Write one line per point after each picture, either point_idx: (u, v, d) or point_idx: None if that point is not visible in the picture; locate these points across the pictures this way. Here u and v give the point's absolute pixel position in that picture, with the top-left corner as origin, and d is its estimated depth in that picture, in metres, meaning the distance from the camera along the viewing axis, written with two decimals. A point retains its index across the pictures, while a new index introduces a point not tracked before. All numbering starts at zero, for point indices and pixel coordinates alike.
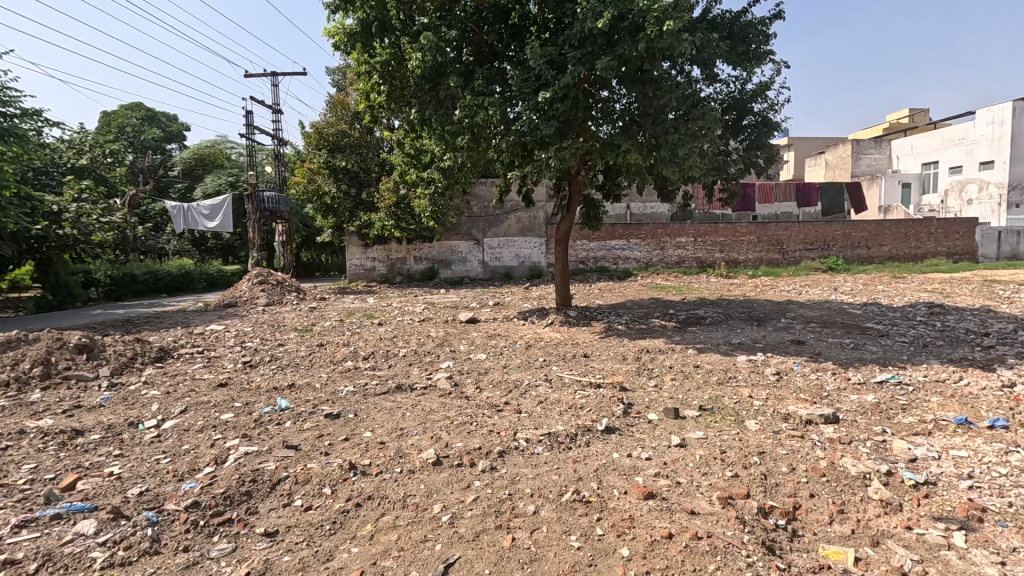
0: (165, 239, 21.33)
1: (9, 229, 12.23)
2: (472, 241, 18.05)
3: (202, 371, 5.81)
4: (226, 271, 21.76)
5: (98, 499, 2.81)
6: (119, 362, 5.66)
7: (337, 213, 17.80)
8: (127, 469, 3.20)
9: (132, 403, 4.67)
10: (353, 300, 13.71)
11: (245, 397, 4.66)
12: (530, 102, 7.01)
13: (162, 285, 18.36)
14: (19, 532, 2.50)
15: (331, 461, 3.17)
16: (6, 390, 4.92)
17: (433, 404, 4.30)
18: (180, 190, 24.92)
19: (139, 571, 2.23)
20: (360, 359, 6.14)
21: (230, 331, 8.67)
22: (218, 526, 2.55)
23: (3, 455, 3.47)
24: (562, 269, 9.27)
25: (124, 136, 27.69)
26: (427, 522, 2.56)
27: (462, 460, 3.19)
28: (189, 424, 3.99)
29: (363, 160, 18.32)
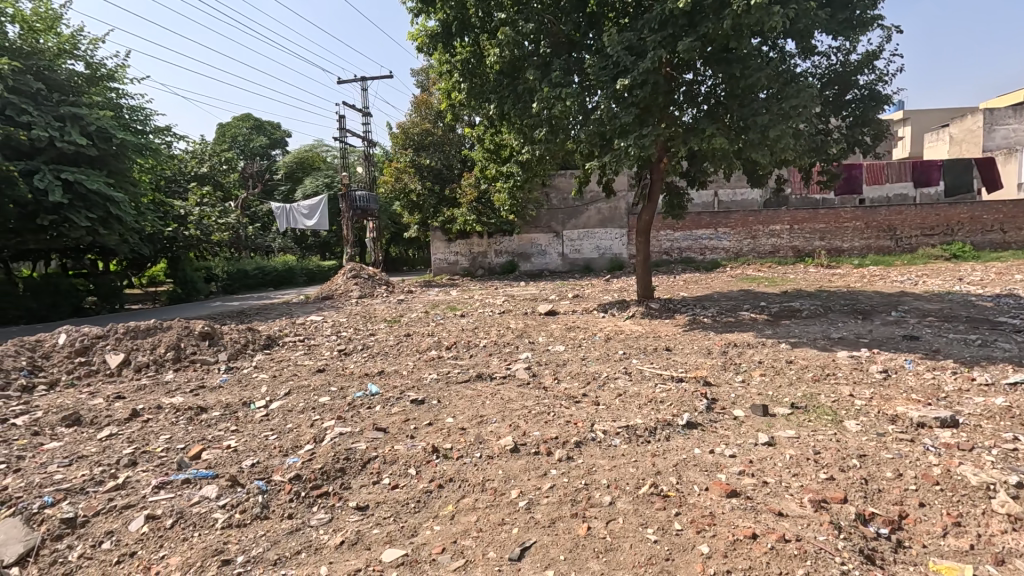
0: (271, 238, 23.38)
1: (147, 230, 14.02)
2: (551, 233, 18.07)
3: (304, 358, 6.34)
4: (324, 267, 23.48)
5: (218, 467, 3.20)
6: (234, 348, 6.35)
7: (422, 210, 18.55)
8: (241, 443, 3.60)
9: (245, 384, 5.23)
10: (437, 293, 14.28)
11: (340, 382, 5.05)
12: (609, 91, 6.88)
13: (270, 279, 20.17)
14: (159, 491, 2.91)
15: (416, 444, 3.35)
16: (147, 371, 5.69)
17: (511, 394, 4.39)
18: (284, 192, 27.16)
19: (250, 533, 2.50)
20: (443, 349, 6.39)
21: (327, 321, 9.39)
22: (317, 497, 2.80)
23: (145, 426, 4.03)
24: (643, 260, 9.01)
25: (237, 145, 30.63)
26: (504, 506, 2.65)
27: (539, 448, 3.24)
28: (292, 405, 4.39)
29: (446, 158, 19.01)
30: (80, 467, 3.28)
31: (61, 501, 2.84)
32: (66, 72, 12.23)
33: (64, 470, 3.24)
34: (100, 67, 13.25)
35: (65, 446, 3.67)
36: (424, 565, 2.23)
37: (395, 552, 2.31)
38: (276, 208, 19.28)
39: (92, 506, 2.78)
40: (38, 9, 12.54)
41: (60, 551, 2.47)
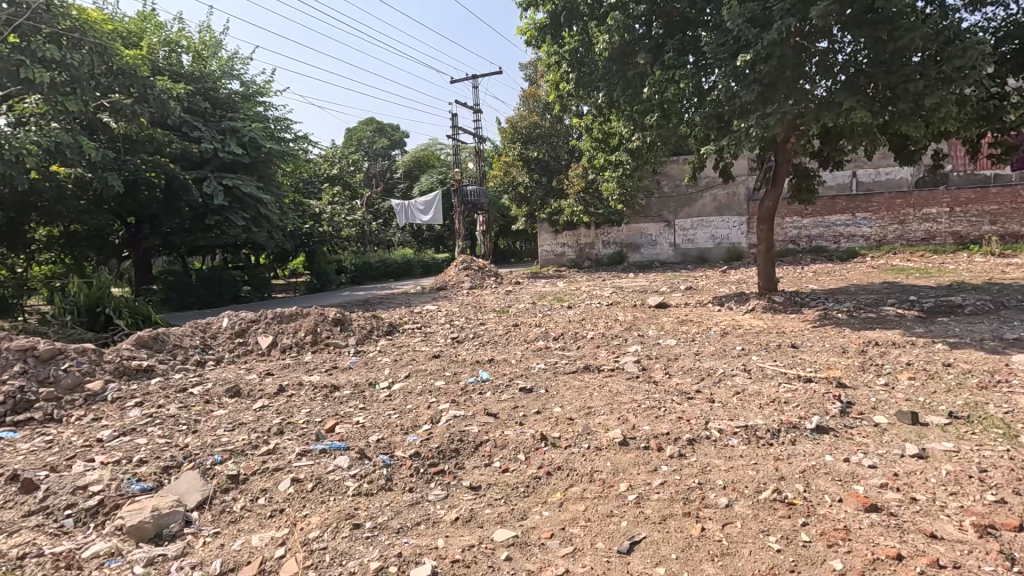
0: (392, 233, 25.18)
1: (289, 227, 15.80)
2: (662, 222, 17.39)
3: (421, 344, 6.78)
4: (438, 259, 24.83)
5: (349, 440, 3.55)
6: (361, 334, 6.99)
7: (530, 202, 18.84)
8: (368, 419, 3.95)
9: (371, 366, 5.72)
10: (544, 284, 14.41)
11: (454, 367, 5.34)
12: (728, 69, 6.44)
13: (391, 271, 21.77)
14: (302, 458, 3.30)
15: (525, 431, 3.43)
16: (291, 352, 6.45)
17: (620, 386, 4.32)
18: (403, 190, 29.07)
19: (377, 502, 2.74)
20: (550, 339, 6.46)
21: (441, 310, 9.95)
22: (434, 474, 2.99)
23: (290, 399, 4.59)
24: (766, 249, 8.34)
25: (362, 147, 33.40)
26: (613, 499, 2.63)
27: (649, 443, 3.16)
28: (411, 387, 4.73)
29: (553, 150, 19.13)
30: (241, 432, 3.83)
31: (227, 460, 3.34)
32: (226, 92, 14.12)
33: (228, 434, 3.80)
34: (252, 84, 15.12)
35: (229, 413, 4.30)
36: (533, 548, 2.29)
37: (506, 533, 2.39)
38: (396, 204, 20.69)
39: (250, 467, 3.23)
40: (206, 38, 14.63)
41: (227, 501, 2.90)
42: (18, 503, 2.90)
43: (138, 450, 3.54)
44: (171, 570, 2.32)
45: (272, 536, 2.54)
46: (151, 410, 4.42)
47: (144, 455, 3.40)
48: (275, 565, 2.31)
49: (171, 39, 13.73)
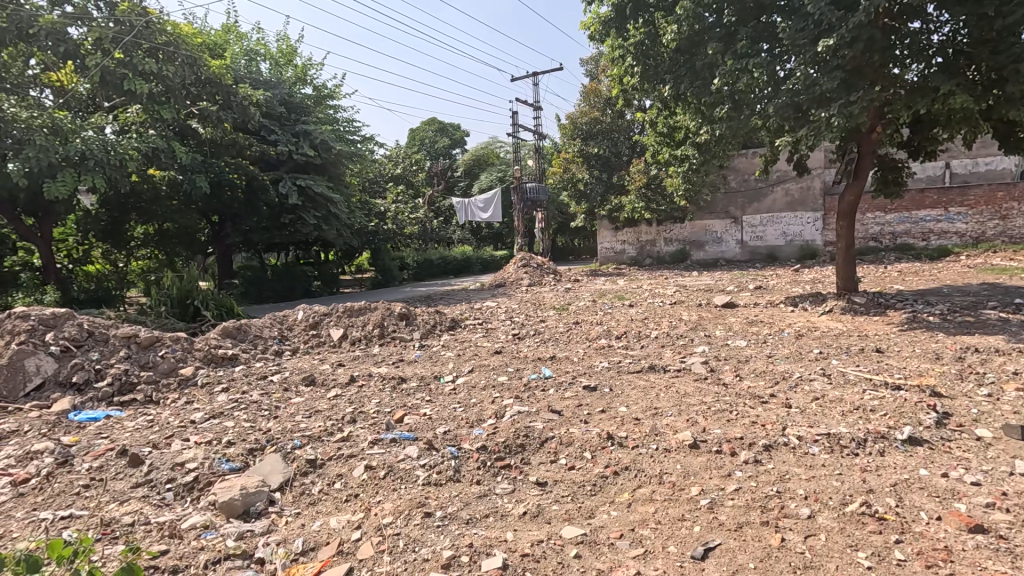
0: (452, 230, 25.67)
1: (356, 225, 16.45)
2: (729, 219, 16.70)
3: (483, 340, 6.89)
4: (496, 256, 25.08)
5: (417, 431, 3.66)
6: (424, 329, 7.18)
7: (589, 199, 18.63)
8: (434, 412, 4.06)
9: (435, 360, 5.87)
10: (604, 281, 14.21)
11: (516, 363, 5.38)
12: (807, 55, 6.09)
13: (451, 267, 22.21)
14: (374, 446, 3.44)
15: (591, 429, 3.40)
16: (360, 344, 6.73)
17: (687, 388, 4.19)
18: (463, 188, 29.56)
19: (446, 492, 2.81)
20: (613, 338, 6.36)
21: (501, 306, 10.05)
22: (501, 468, 3.02)
23: (361, 390, 4.80)
24: (846, 246, 7.82)
25: (425, 147, 34.26)
26: (684, 502, 2.56)
27: (721, 447, 3.05)
28: (475, 382, 4.81)
29: (614, 145, 18.84)
30: (317, 419, 4.04)
31: (305, 445, 3.54)
32: (301, 96, 14.93)
33: (306, 420, 4.02)
34: (323, 88, 15.87)
35: (306, 401, 4.54)
36: (603, 547, 2.27)
37: (575, 530, 2.39)
38: (456, 202, 21.07)
39: (326, 453, 3.40)
40: (282, 46, 15.50)
41: (306, 484, 3.07)
42: (127, 475, 3.20)
43: (226, 432, 3.81)
44: (259, 545, 2.48)
45: (349, 520, 2.66)
46: (236, 395, 4.75)
47: (233, 437, 3.66)
48: (353, 547, 2.41)
49: (250, 48, 14.74)
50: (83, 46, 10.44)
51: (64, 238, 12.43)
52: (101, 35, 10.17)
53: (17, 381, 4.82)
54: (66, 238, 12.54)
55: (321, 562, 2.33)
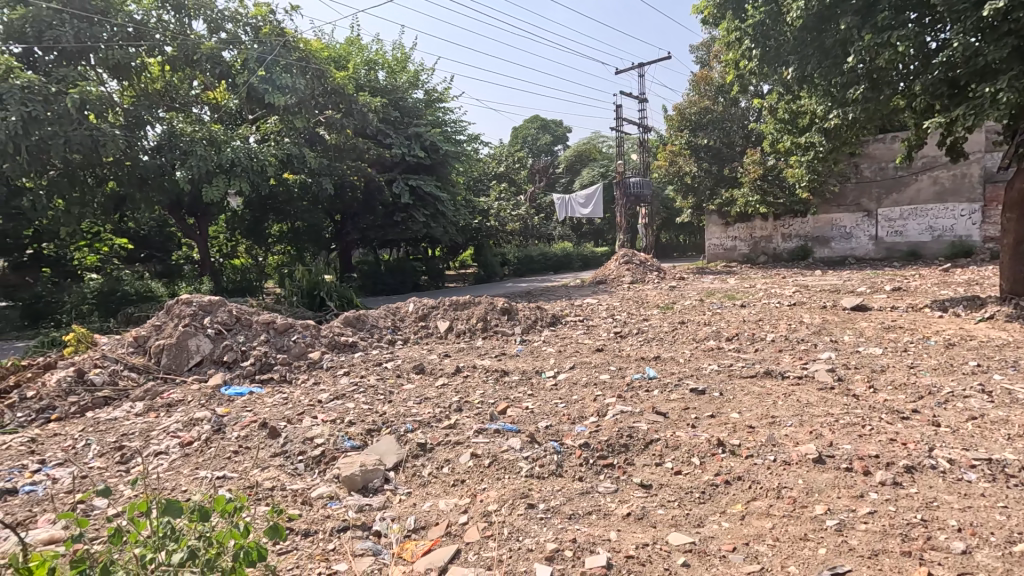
0: (553, 226, 25.80)
1: (461, 222, 17.08)
2: (860, 212, 14.99)
3: (584, 337, 6.85)
4: (597, 253, 24.79)
5: (520, 424, 3.74)
6: (526, 324, 7.32)
7: (697, 193, 17.73)
8: (537, 406, 4.12)
9: (537, 355, 5.94)
10: (712, 280, 13.46)
11: (619, 362, 5.28)
12: (967, 22, 5.29)
13: (552, 263, 22.32)
14: (479, 435, 3.57)
15: (699, 434, 3.25)
16: (465, 336, 7.01)
17: (810, 397, 3.85)
18: (565, 184, 29.59)
19: (548, 485, 2.83)
20: (723, 339, 6.02)
21: (602, 303, 9.94)
22: (603, 467, 2.99)
23: (466, 380, 5.00)
24: (1014, 242, 6.68)
25: (527, 144, 34.89)
26: (807, 521, 2.35)
27: (852, 464, 2.77)
28: (577, 378, 4.81)
29: (726, 135, 17.77)
30: (427, 406, 4.27)
31: (416, 429, 3.76)
32: (414, 100, 15.83)
33: (417, 406, 4.27)
34: (433, 92, 16.67)
35: (416, 388, 4.83)
36: (713, 558, 2.16)
37: (682, 537, 2.29)
38: (557, 199, 21.10)
39: (435, 438, 3.59)
40: (397, 54, 16.51)
41: (418, 466, 3.26)
42: (267, 445, 3.62)
43: (348, 412, 4.17)
44: (376, 518, 2.68)
45: (456, 504, 2.78)
46: (356, 379, 5.20)
47: (353, 418, 3.98)
48: (460, 530, 2.51)
49: (370, 58, 15.78)
50: (234, 67, 11.92)
51: (216, 236, 14.33)
52: (248, 56, 11.75)
53: (182, 357, 5.65)
54: (218, 235, 14.45)
55: (431, 541, 2.46)
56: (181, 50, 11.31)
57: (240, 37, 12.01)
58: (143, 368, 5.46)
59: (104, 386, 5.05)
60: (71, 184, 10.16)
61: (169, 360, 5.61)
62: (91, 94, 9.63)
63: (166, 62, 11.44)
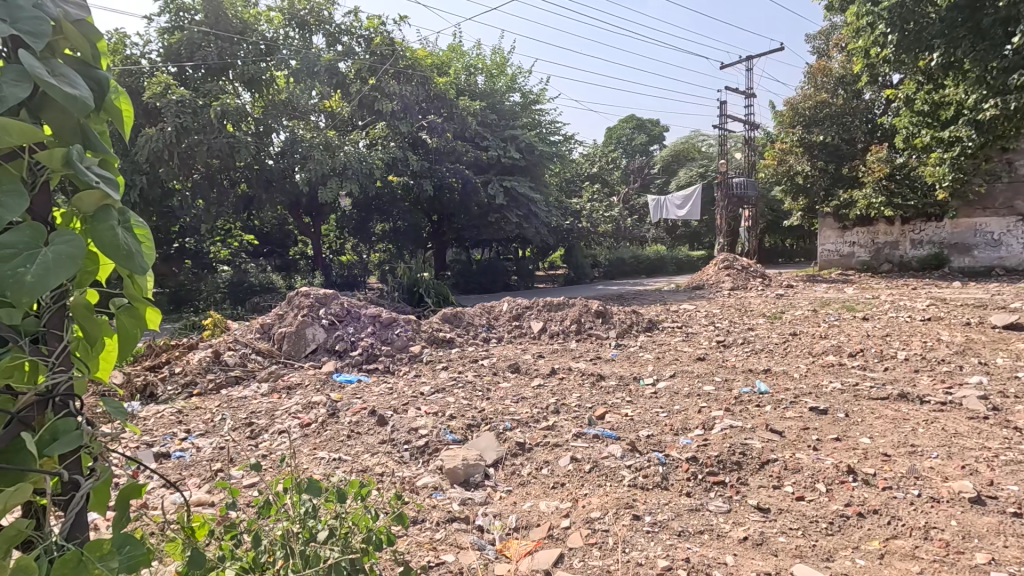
0: (647, 228, 25.07)
1: (553, 223, 17.09)
2: (1013, 216, 12.93)
3: (683, 344, 6.56)
4: (693, 257, 23.73)
5: (620, 431, 3.64)
6: (622, 328, 7.18)
7: (810, 194, 16.33)
8: (637, 413, 3.99)
9: (633, 361, 5.77)
10: (826, 289, 12.33)
11: (724, 373, 4.98)
12: None
13: (644, 267, 21.68)
14: (578, 439, 3.51)
15: (823, 459, 2.98)
16: (559, 338, 6.99)
17: (959, 427, 3.37)
18: (660, 184, 28.66)
19: (654, 498, 2.72)
20: (845, 355, 5.48)
21: (701, 310, 9.47)
22: (713, 484, 2.82)
23: (562, 382, 4.96)
24: None
25: (622, 145, 34.27)
26: (965, 569, 2.05)
27: (1020, 510, 2.39)
28: (678, 388, 4.59)
29: (846, 131, 15.96)
30: (524, 405, 4.29)
31: (515, 428, 3.79)
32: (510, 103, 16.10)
33: (515, 405, 4.31)
34: (530, 94, 16.83)
35: (512, 387, 4.88)
36: None
37: (810, 571, 2.09)
38: (652, 200, 20.41)
39: (534, 439, 3.59)
40: (496, 58, 16.86)
41: (517, 465, 3.28)
42: (376, 431, 3.82)
43: (449, 406, 4.30)
44: (479, 514, 2.71)
45: (558, 507, 2.75)
46: (454, 374, 5.37)
47: (454, 412, 4.10)
48: (562, 535, 2.48)
49: (470, 63, 16.28)
50: (349, 76, 12.86)
51: (328, 234, 15.50)
52: (361, 66, 12.65)
53: (300, 344, 6.16)
54: (329, 233, 15.62)
55: (533, 542, 2.44)
56: (304, 63, 12.38)
57: (354, 49, 12.93)
58: (267, 352, 6.02)
59: (236, 367, 5.64)
60: (210, 185, 11.49)
61: (290, 347, 6.14)
62: (230, 106, 10.85)
63: (291, 75, 12.58)
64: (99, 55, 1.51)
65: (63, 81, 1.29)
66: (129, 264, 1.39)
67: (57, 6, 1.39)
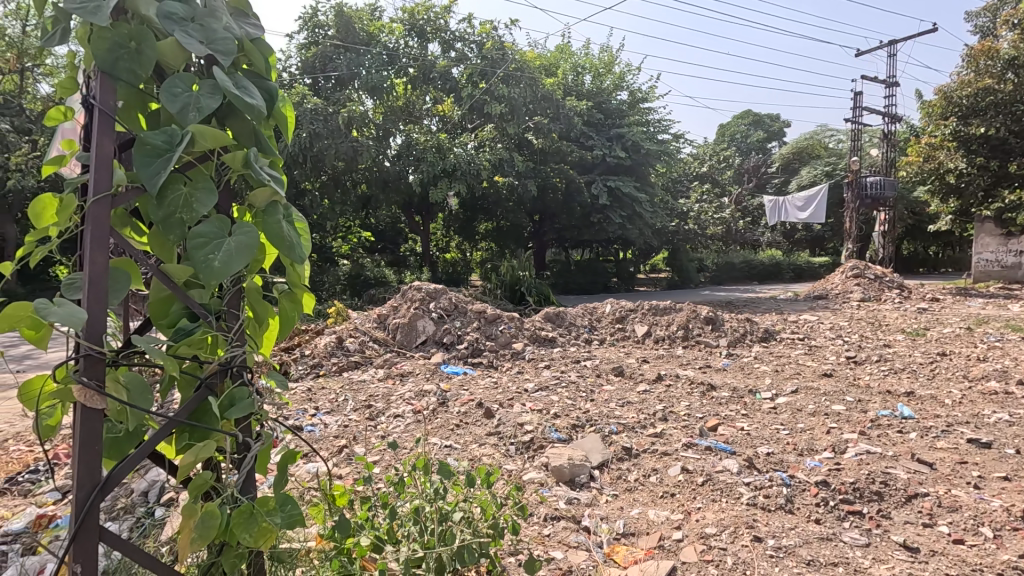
0: (761, 232, 23.38)
1: (658, 224, 16.56)
2: None
3: (805, 358, 6.02)
4: (814, 263, 21.73)
5: (735, 445, 3.42)
6: (734, 336, 6.79)
7: (964, 195, 14.33)
8: (754, 428, 3.73)
9: (748, 372, 5.40)
10: (982, 304, 10.68)
11: (857, 393, 4.49)
12: None
13: (756, 273, 20.22)
14: (689, 449, 3.36)
15: (989, 501, 2.63)
16: (664, 344, 6.74)
17: None
18: (778, 185, 26.54)
19: (778, 521, 2.53)
20: (1011, 382, 4.71)
21: (824, 322, 8.65)
22: (848, 513, 2.57)
23: (669, 389, 4.77)
24: None
25: (736, 142, 32.32)
26: None
27: None
28: (801, 405, 4.21)
29: (1017, 122, 13.50)
30: (630, 410, 4.19)
31: (621, 432, 3.72)
32: (617, 101, 15.76)
33: (620, 409, 4.22)
34: (638, 92, 16.39)
35: (617, 390, 4.79)
36: None
37: None
38: (769, 201, 18.93)
39: (641, 444, 3.50)
40: (605, 56, 16.64)
41: (624, 470, 3.20)
42: (483, 423, 3.95)
43: (553, 404, 4.32)
44: (585, 514, 2.68)
45: (668, 517, 2.65)
46: (557, 373, 5.40)
47: (559, 411, 4.11)
48: (675, 546, 2.39)
49: (578, 63, 16.20)
50: (461, 81, 13.40)
51: (436, 232, 16.29)
52: (473, 71, 13.15)
53: (412, 334, 6.52)
54: (437, 231, 16.41)
55: (643, 550, 2.38)
56: (421, 70, 13.11)
57: (467, 55, 13.43)
58: (383, 341, 6.44)
59: (356, 352, 6.11)
60: (335, 186, 12.57)
61: (402, 337, 6.53)
62: (356, 113, 11.78)
63: (409, 82, 13.35)
64: (270, 69, 1.69)
65: (243, 92, 1.46)
66: (290, 253, 1.56)
67: (241, 27, 1.57)
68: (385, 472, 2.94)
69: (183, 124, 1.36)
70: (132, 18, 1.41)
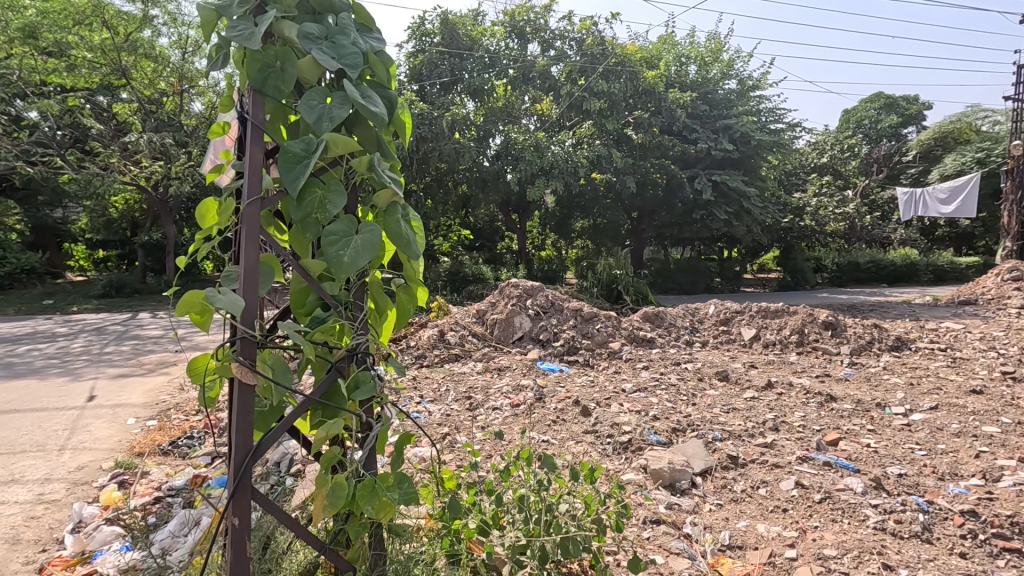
0: (892, 228, 20.88)
1: (768, 221, 15.42)
2: None
3: (946, 371, 5.30)
4: (959, 263, 18.97)
5: (859, 462, 3.11)
6: (858, 344, 6.16)
7: None
8: (882, 446, 3.36)
9: (875, 384, 4.88)
10: None
11: (1016, 414, 3.89)
12: None
13: (885, 275, 18.09)
14: (804, 463, 3.11)
15: None
16: (775, 349, 6.28)
17: None
18: (915, 175, 23.53)
19: (912, 550, 2.28)
20: None
21: (972, 331, 7.55)
22: (1003, 550, 2.28)
23: (781, 397, 4.44)
24: None
25: (863, 129, 29.17)
26: None
27: None
28: (941, 423, 3.73)
29: None
30: (735, 417, 3.97)
31: (726, 439, 3.53)
32: (725, 91, 14.87)
33: (725, 415, 4.01)
34: (749, 80, 15.32)
35: (721, 396, 4.55)
36: None
37: None
38: (903, 194, 16.86)
39: (748, 454, 3.30)
40: (712, 44, 15.76)
41: (729, 479, 3.04)
42: (580, 421, 3.96)
43: (652, 406, 4.21)
44: (687, 521, 2.58)
45: (780, 533, 2.49)
46: (656, 374, 5.25)
47: (657, 413, 4.00)
48: (788, 565, 2.24)
49: (682, 53, 15.50)
50: (560, 79, 13.43)
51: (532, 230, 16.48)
52: (572, 68, 13.15)
53: (509, 330, 6.67)
54: (533, 229, 16.59)
55: (751, 565, 2.25)
56: (521, 71, 13.33)
57: (566, 52, 13.42)
58: (481, 335, 6.66)
59: (456, 345, 6.38)
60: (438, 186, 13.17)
61: (500, 332, 6.70)
62: (458, 116, 12.27)
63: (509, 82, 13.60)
64: (389, 78, 1.81)
65: (368, 101, 1.59)
66: (407, 250, 1.68)
67: (366, 42, 1.70)
68: (487, 462, 3.07)
69: (318, 133, 1.51)
70: (278, 40, 1.59)
